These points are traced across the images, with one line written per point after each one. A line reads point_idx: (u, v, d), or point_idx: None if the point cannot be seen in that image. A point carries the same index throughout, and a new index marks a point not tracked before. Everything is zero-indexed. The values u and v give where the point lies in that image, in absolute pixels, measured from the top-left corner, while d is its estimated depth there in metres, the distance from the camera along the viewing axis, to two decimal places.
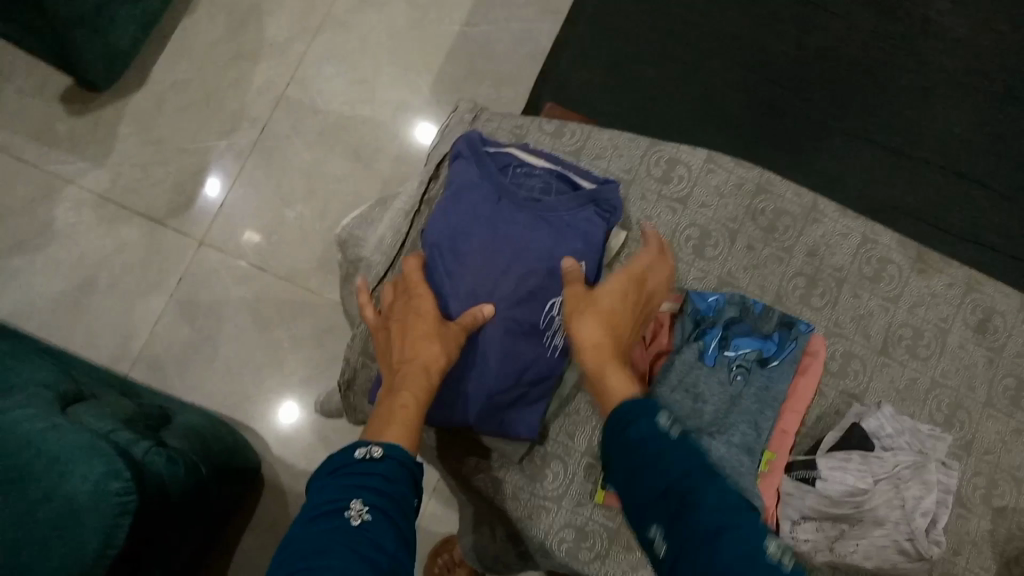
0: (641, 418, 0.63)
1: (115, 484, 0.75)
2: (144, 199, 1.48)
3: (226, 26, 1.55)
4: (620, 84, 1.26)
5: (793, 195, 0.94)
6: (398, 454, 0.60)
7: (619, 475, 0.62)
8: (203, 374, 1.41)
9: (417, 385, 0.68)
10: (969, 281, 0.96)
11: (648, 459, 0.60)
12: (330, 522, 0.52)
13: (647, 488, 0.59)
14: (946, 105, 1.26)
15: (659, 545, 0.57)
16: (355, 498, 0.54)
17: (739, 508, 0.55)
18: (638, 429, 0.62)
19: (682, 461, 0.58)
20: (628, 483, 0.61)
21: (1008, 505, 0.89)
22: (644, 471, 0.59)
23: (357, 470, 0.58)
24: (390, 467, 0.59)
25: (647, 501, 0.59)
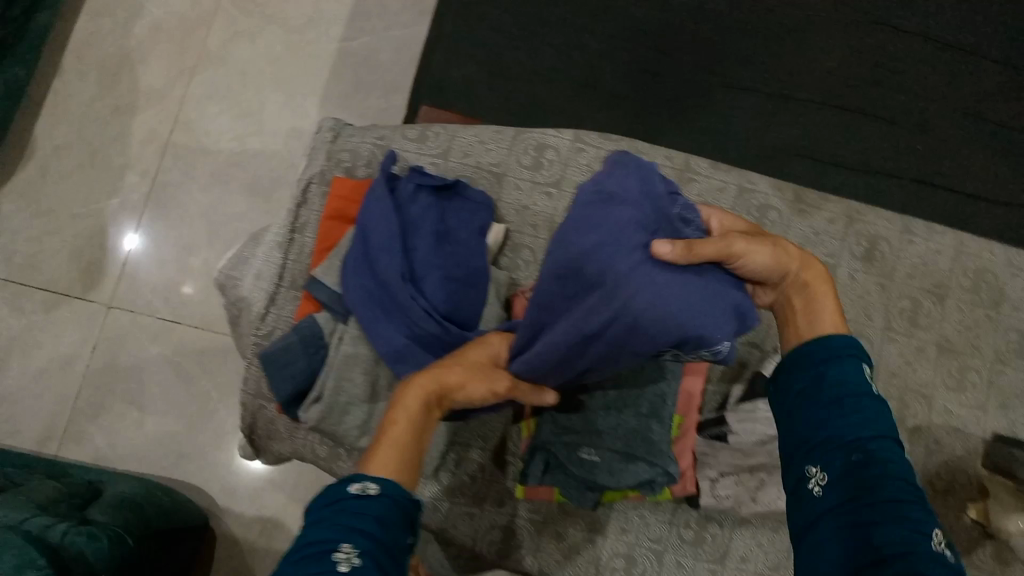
0: (838, 358, 0.60)
1: None
2: (41, 272, 1.42)
3: (98, 83, 1.50)
4: (496, 77, 1.25)
5: (665, 159, 0.94)
6: (394, 492, 0.56)
7: (791, 399, 0.60)
8: (135, 440, 1.36)
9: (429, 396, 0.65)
10: (850, 213, 0.97)
11: (831, 399, 0.58)
12: (318, 565, 0.49)
13: (826, 428, 0.56)
14: (817, 44, 1.28)
15: (814, 484, 0.56)
16: (346, 541, 0.51)
17: (916, 487, 0.53)
18: (831, 369, 0.59)
19: (871, 422, 0.56)
20: (800, 413, 0.59)
21: (921, 423, 0.93)
22: (825, 409, 0.57)
23: (350, 506, 0.54)
24: (385, 505, 0.55)
25: (816, 440, 0.57)
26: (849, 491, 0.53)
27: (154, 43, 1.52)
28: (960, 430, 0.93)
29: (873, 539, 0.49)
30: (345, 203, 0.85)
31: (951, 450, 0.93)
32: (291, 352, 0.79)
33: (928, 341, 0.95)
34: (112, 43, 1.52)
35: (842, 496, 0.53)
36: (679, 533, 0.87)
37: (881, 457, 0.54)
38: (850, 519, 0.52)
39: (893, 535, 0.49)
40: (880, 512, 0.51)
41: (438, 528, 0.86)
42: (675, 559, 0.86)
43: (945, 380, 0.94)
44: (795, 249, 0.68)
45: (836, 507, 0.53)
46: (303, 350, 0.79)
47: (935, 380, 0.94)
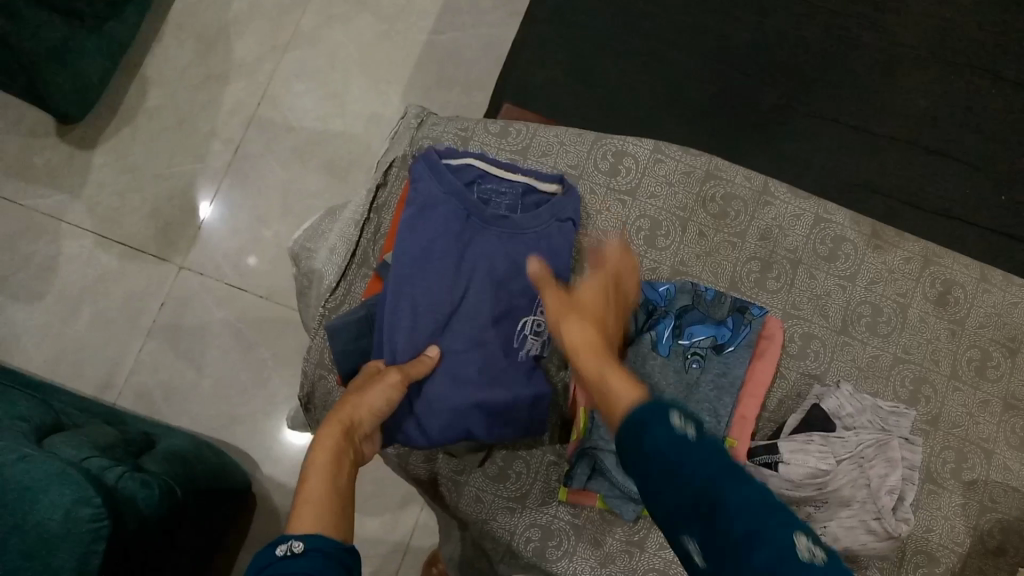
0: (654, 417, 0.48)
1: (86, 510, 0.73)
2: (122, 227, 1.47)
3: (194, 51, 1.55)
4: (580, 83, 1.26)
5: (742, 179, 0.94)
6: (323, 544, 0.53)
7: (637, 480, 0.49)
8: (189, 397, 1.40)
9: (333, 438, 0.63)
10: (927, 254, 0.95)
11: (661, 459, 0.46)
12: None
13: (672, 498, 0.45)
14: (910, 82, 1.25)
15: (696, 558, 0.44)
16: None
17: (775, 511, 0.42)
18: (649, 435, 0.48)
19: (701, 461, 0.45)
20: (649, 492, 0.48)
21: (979, 478, 0.90)
22: (663, 477, 0.46)
23: (279, 568, 0.50)
24: (317, 560, 0.51)
25: (671, 513, 0.46)
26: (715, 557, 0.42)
27: (252, 18, 1.57)
28: (1019, 491, 0.90)
29: None
30: None
31: (1008, 510, 0.89)
32: (358, 328, 0.81)
33: (995, 395, 0.92)
34: (212, 14, 1.57)
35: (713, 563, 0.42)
36: None
37: (723, 499, 0.42)
38: None
39: None
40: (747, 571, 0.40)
41: (480, 519, 0.87)
42: None
43: (1009, 438, 0.91)
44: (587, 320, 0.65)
45: None
46: (368, 326, 0.82)
47: (999, 436, 0.91)
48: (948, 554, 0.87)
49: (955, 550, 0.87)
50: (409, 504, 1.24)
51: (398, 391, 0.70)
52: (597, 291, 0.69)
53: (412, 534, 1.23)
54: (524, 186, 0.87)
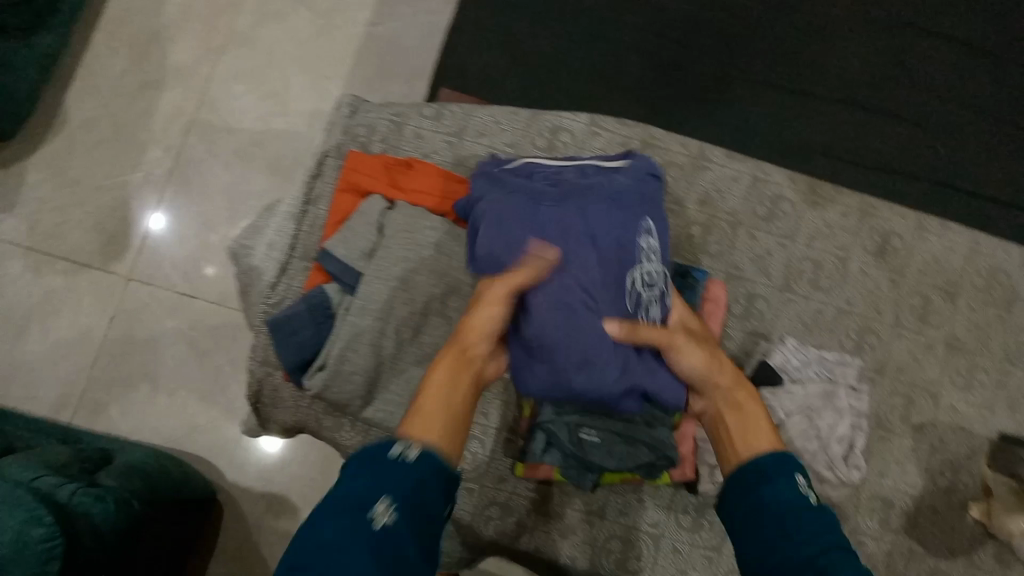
0: (778, 479, 0.64)
1: (38, 530, 0.73)
2: (65, 243, 1.44)
3: (128, 59, 1.52)
4: (517, 63, 1.25)
5: (678, 146, 0.95)
6: (436, 458, 0.60)
7: (741, 519, 0.63)
8: (148, 410, 1.38)
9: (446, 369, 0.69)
10: (863, 207, 0.97)
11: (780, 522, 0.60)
12: (354, 518, 0.53)
13: (783, 553, 0.58)
14: (842, 42, 1.27)
15: None
16: (381, 499, 0.55)
17: None
18: (771, 490, 0.63)
19: (819, 533, 0.58)
20: (759, 539, 0.60)
21: (927, 420, 0.92)
22: (779, 532, 0.59)
23: (393, 463, 0.58)
24: (428, 469, 0.59)
25: (777, 563, 0.58)
26: None
27: (186, 22, 1.55)
28: (966, 430, 0.92)
29: None
30: (359, 176, 0.87)
31: (956, 449, 0.92)
32: (299, 321, 0.80)
33: (938, 339, 0.94)
34: (144, 21, 1.54)
35: None
36: (677, 519, 0.87)
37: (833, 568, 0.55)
38: None
39: None
40: None
41: None
42: (672, 545, 0.86)
43: (953, 378, 0.93)
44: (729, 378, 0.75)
45: None
46: (311, 317, 0.81)
47: (943, 378, 0.93)
48: (901, 497, 0.89)
49: (907, 492, 0.89)
50: None
51: (505, 308, 0.73)
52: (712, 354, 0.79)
53: None
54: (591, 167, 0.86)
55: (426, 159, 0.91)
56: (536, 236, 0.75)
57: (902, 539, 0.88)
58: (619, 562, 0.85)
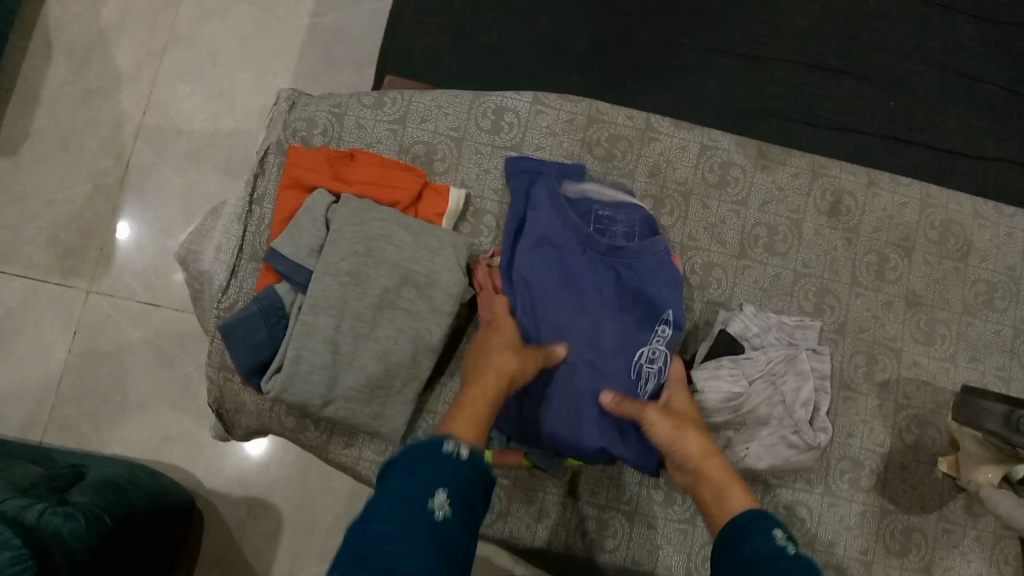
0: (758, 534, 0.60)
1: None
2: (20, 260, 1.41)
3: (67, 67, 1.48)
4: (462, 45, 1.23)
5: (625, 120, 0.94)
6: (481, 461, 0.61)
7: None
8: (118, 424, 1.36)
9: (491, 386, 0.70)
10: (814, 168, 0.96)
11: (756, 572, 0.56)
12: (414, 508, 0.53)
13: None
14: (787, 3, 1.27)
15: None
16: (437, 490, 0.56)
17: None
18: (751, 544, 0.59)
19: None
20: None
21: (890, 377, 0.92)
22: None
23: (444, 460, 0.58)
24: (474, 469, 0.60)
25: None
26: None
27: (124, 25, 1.51)
28: (929, 383, 0.93)
29: None
30: (301, 171, 0.85)
31: (920, 403, 0.93)
32: (252, 323, 0.79)
33: (896, 295, 0.95)
34: (81, 27, 1.50)
35: None
36: (650, 494, 0.88)
37: None
38: None
39: None
40: None
41: None
42: (648, 519, 0.87)
43: (914, 333, 0.94)
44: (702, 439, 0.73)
45: None
46: (263, 317, 0.79)
47: (904, 333, 0.94)
48: (869, 455, 0.90)
49: (876, 449, 0.90)
50: None
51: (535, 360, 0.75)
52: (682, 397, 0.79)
53: None
54: (637, 213, 0.87)
55: (369, 148, 0.90)
56: (547, 302, 0.81)
57: (874, 495, 0.89)
58: (595, 541, 0.86)
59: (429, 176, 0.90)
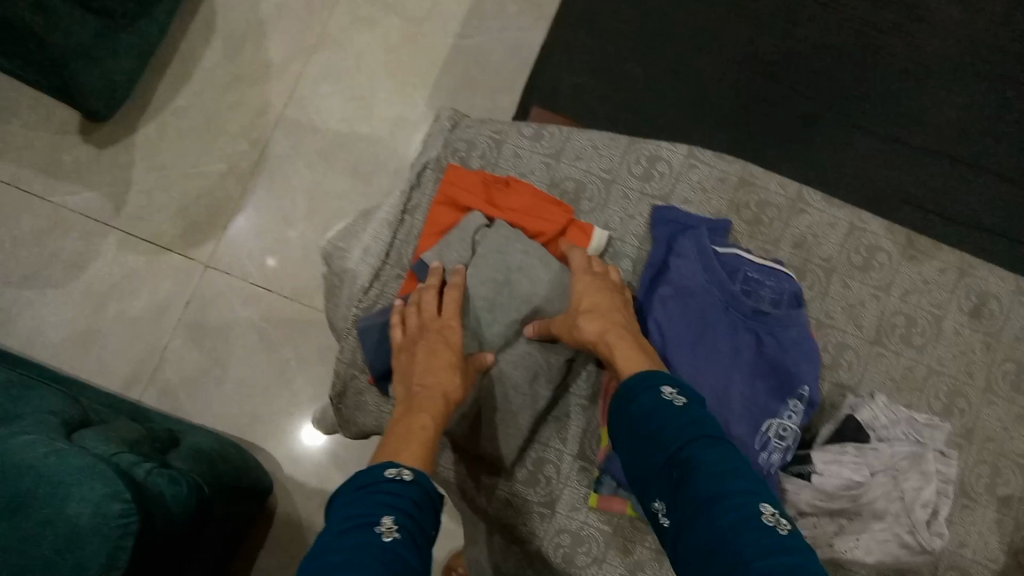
0: (644, 393, 0.65)
1: (115, 505, 0.72)
2: (149, 225, 1.48)
3: (223, 51, 1.55)
4: (610, 88, 1.24)
5: (777, 187, 0.93)
6: (427, 482, 0.61)
7: (626, 444, 0.65)
8: (213, 396, 1.40)
9: (436, 409, 0.70)
10: (962, 265, 0.94)
11: (649, 429, 0.62)
12: (361, 536, 0.53)
13: (653, 462, 0.60)
14: (942, 92, 1.24)
15: (661, 516, 0.59)
16: (385, 516, 0.55)
17: (739, 474, 0.56)
18: (639, 402, 0.65)
19: (683, 428, 0.60)
20: (636, 454, 0.63)
21: (1013, 493, 0.89)
22: (649, 446, 0.61)
23: (387, 487, 0.58)
24: (420, 491, 0.60)
25: (650, 475, 0.61)
26: (684, 512, 0.55)
27: (281, 19, 1.57)
28: None
29: (710, 545, 0.51)
30: (457, 191, 0.87)
31: None
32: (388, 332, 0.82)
33: None
34: (241, 15, 1.56)
35: (677, 519, 0.56)
36: None
37: (695, 467, 0.56)
38: (713, 531, 0.52)
39: (726, 538, 0.50)
40: (698, 512, 0.54)
41: (510, 524, 0.86)
42: None
43: None
44: (592, 319, 0.76)
45: (689, 527, 0.54)
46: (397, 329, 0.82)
47: None
48: (980, 569, 0.86)
49: (987, 565, 0.86)
50: None
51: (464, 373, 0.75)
52: (588, 283, 0.80)
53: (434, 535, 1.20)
54: (789, 287, 0.85)
55: (523, 178, 0.92)
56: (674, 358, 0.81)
57: None
58: None
59: (575, 213, 0.92)
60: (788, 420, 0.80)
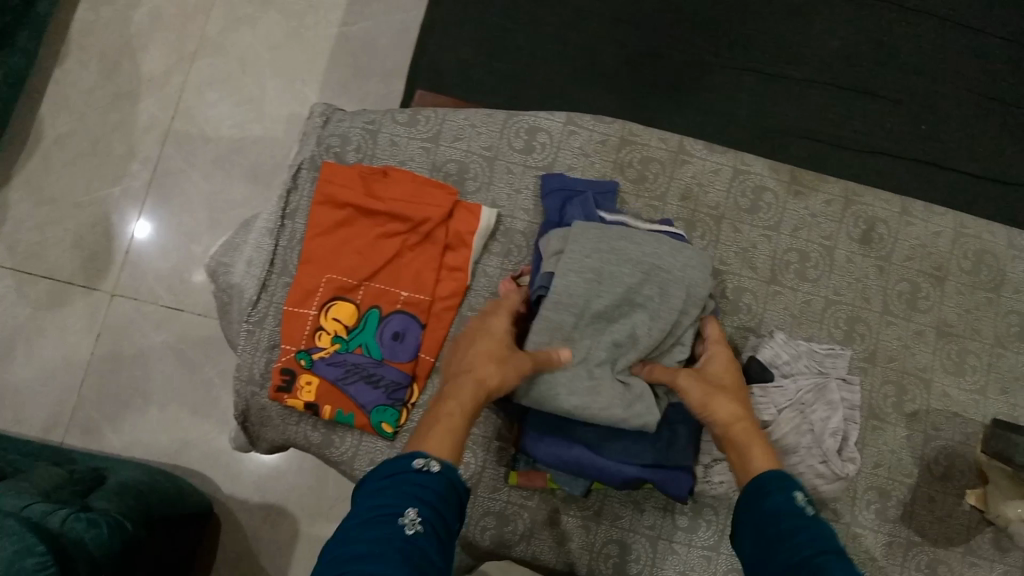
0: (779, 492, 0.63)
1: (30, 560, 0.78)
2: (45, 261, 1.39)
3: (99, 71, 1.46)
4: (496, 63, 1.22)
5: (657, 141, 0.94)
6: (453, 473, 0.61)
7: (750, 542, 0.62)
8: (139, 426, 1.34)
9: (467, 396, 0.70)
10: (847, 195, 0.96)
11: (776, 526, 0.60)
12: (384, 528, 0.53)
13: (780, 561, 0.58)
14: (821, 24, 1.26)
15: None
16: (410, 507, 0.55)
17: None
18: (772, 501, 0.63)
19: (818, 539, 0.57)
20: (764, 548, 0.60)
21: (920, 408, 0.91)
22: (778, 543, 0.59)
23: (413, 478, 0.58)
24: (445, 483, 0.59)
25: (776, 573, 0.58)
26: None
27: (154, 30, 1.49)
28: (959, 415, 0.92)
29: None
30: (334, 189, 0.85)
31: (950, 435, 0.91)
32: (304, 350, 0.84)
33: (928, 325, 0.94)
34: (112, 31, 1.48)
35: None
36: (674, 520, 0.87)
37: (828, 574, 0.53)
38: None
39: None
40: None
41: None
42: (669, 546, 0.86)
43: (944, 363, 0.93)
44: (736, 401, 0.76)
45: None
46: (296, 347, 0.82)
47: (934, 363, 0.93)
48: (897, 486, 0.89)
49: (903, 481, 0.89)
50: None
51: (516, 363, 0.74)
52: (722, 358, 0.80)
53: None
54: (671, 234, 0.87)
55: (402, 166, 0.90)
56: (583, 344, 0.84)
57: (900, 527, 0.88)
58: (617, 566, 0.85)
59: (461, 195, 0.91)
60: None
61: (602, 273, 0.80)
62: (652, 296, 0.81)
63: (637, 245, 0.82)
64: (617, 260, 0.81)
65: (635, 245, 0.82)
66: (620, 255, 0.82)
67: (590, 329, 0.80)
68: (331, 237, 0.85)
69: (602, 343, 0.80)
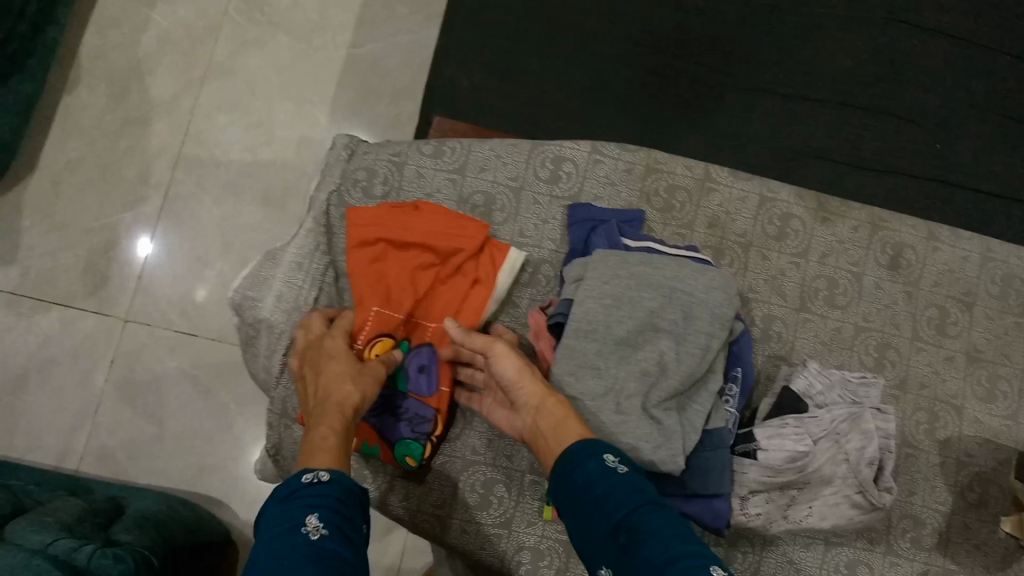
0: (588, 459, 0.64)
1: None
2: (57, 287, 1.37)
3: (108, 95, 1.45)
4: (512, 87, 1.22)
5: (684, 169, 0.94)
6: (345, 478, 0.60)
7: (569, 515, 0.64)
8: (155, 454, 1.32)
9: (333, 416, 0.69)
10: (874, 220, 0.96)
11: (593, 498, 0.61)
12: (289, 539, 0.52)
13: (597, 530, 0.60)
14: (836, 43, 1.25)
15: None
16: (312, 516, 0.55)
17: (684, 537, 0.55)
18: (583, 469, 0.64)
19: (628, 495, 0.60)
20: (581, 520, 0.62)
21: (952, 434, 0.91)
22: (592, 512, 0.61)
23: (308, 492, 0.58)
24: (341, 488, 0.59)
25: (597, 539, 0.60)
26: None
27: (163, 54, 1.48)
28: (991, 440, 0.92)
29: None
30: (364, 226, 0.85)
31: (982, 461, 0.91)
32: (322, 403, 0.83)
33: (958, 350, 0.93)
34: (121, 55, 1.47)
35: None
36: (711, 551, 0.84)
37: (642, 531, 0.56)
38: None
39: None
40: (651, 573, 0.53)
41: (467, 550, 0.84)
42: None
43: (975, 390, 0.93)
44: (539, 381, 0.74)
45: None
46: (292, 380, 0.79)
47: (966, 390, 0.92)
48: (932, 514, 0.88)
49: (938, 508, 0.88)
50: (395, 533, 1.18)
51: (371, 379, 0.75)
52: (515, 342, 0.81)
53: (402, 558, 1.17)
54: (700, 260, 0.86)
55: (430, 198, 0.90)
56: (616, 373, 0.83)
57: (936, 556, 0.87)
58: None
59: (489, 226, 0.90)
60: (730, 401, 0.84)
61: (622, 299, 0.79)
62: (676, 319, 0.79)
63: (657, 269, 0.81)
64: (637, 284, 0.80)
65: (661, 271, 0.81)
66: (641, 280, 0.81)
67: (616, 357, 0.78)
68: (360, 273, 0.84)
69: (630, 372, 0.77)
